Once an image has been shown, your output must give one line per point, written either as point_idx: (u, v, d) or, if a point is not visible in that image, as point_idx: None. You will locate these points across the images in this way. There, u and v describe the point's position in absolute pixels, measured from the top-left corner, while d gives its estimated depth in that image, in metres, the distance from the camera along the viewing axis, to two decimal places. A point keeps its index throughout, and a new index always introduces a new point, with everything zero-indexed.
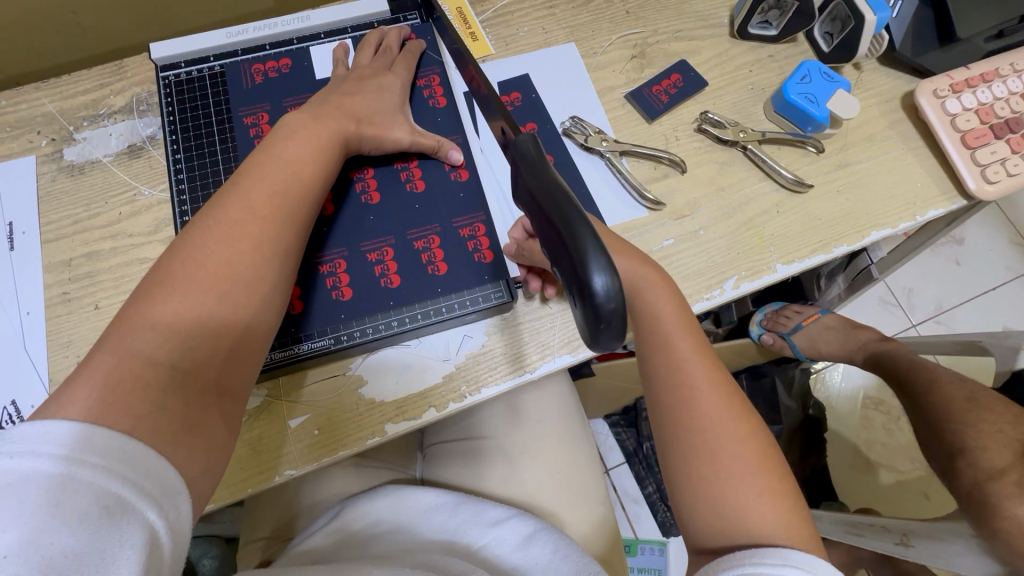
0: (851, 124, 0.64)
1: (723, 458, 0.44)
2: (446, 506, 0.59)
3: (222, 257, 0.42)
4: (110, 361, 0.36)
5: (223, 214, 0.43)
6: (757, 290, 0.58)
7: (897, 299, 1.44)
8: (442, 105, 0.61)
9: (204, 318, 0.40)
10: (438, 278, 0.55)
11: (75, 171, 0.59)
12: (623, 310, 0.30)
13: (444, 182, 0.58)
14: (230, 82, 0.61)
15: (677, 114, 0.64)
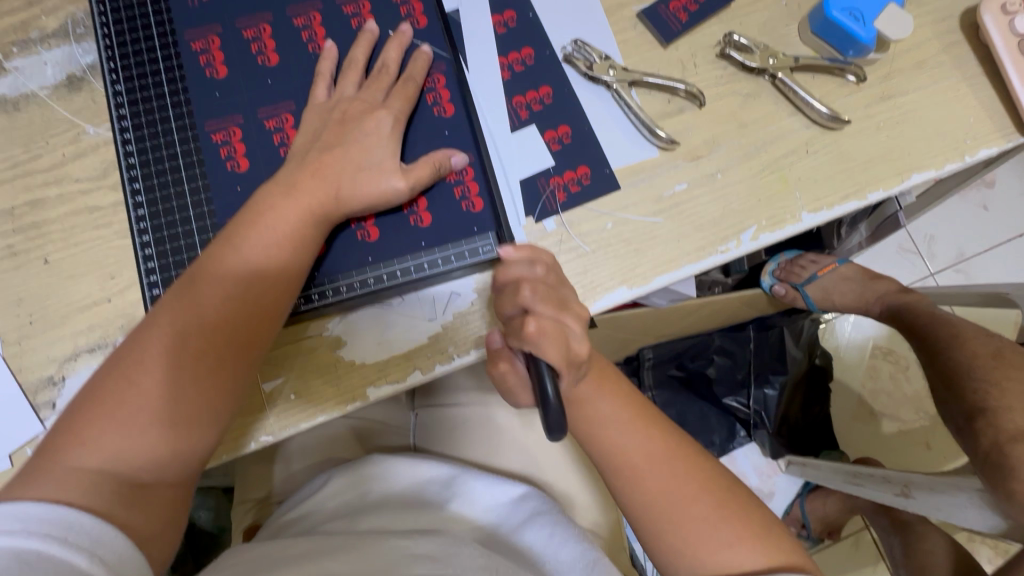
0: (900, 48, 0.55)
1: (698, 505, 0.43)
2: (442, 478, 0.58)
3: (173, 353, 0.40)
4: (96, 417, 0.38)
5: (178, 307, 0.41)
6: (777, 242, 0.52)
7: (917, 247, 1.37)
8: (421, 35, 0.52)
9: (145, 423, 0.38)
10: (417, 231, 0.49)
11: (8, 106, 0.52)
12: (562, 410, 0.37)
13: (425, 116, 0.51)
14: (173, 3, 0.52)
15: (698, 36, 0.55)
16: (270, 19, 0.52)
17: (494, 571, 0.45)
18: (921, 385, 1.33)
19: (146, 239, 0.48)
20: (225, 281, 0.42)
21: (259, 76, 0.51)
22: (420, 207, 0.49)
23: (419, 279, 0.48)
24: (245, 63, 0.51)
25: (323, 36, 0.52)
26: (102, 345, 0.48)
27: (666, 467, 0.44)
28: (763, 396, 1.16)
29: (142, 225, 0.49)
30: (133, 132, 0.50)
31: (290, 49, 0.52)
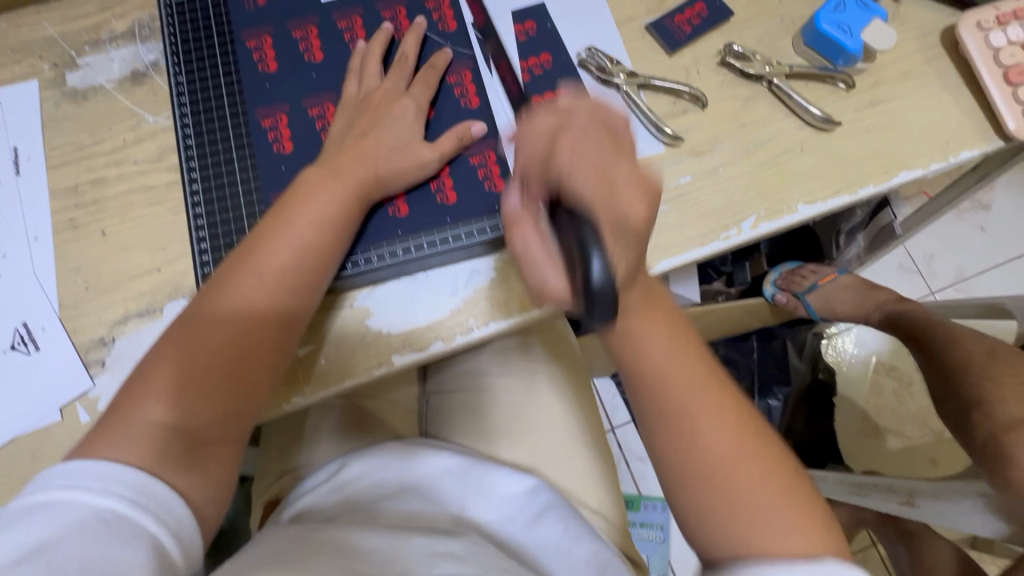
0: (887, 60, 0.60)
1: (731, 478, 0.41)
2: (456, 471, 0.59)
3: (228, 321, 0.44)
4: (160, 378, 0.42)
5: (233, 279, 0.45)
6: (776, 231, 0.56)
7: (917, 265, 1.41)
8: (450, 39, 0.59)
9: (204, 385, 0.42)
10: (442, 202, 0.54)
11: (77, 97, 0.57)
12: (613, 291, 0.35)
13: (450, 103, 0.57)
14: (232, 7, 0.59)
15: (701, 47, 0.60)
16: (317, 22, 0.58)
17: (510, 571, 0.48)
18: (924, 401, 1.34)
19: (198, 210, 0.53)
20: (277, 254, 0.46)
21: (304, 71, 0.57)
22: (445, 181, 0.54)
23: (441, 253, 0.53)
24: (292, 59, 0.57)
25: (363, 38, 0.58)
26: (150, 310, 0.52)
27: (696, 434, 0.42)
28: (766, 407, 1.17)
29: (195, 199, 0.54)
30: (190, 117, 0.56)
31: (333, 48, 0.58)
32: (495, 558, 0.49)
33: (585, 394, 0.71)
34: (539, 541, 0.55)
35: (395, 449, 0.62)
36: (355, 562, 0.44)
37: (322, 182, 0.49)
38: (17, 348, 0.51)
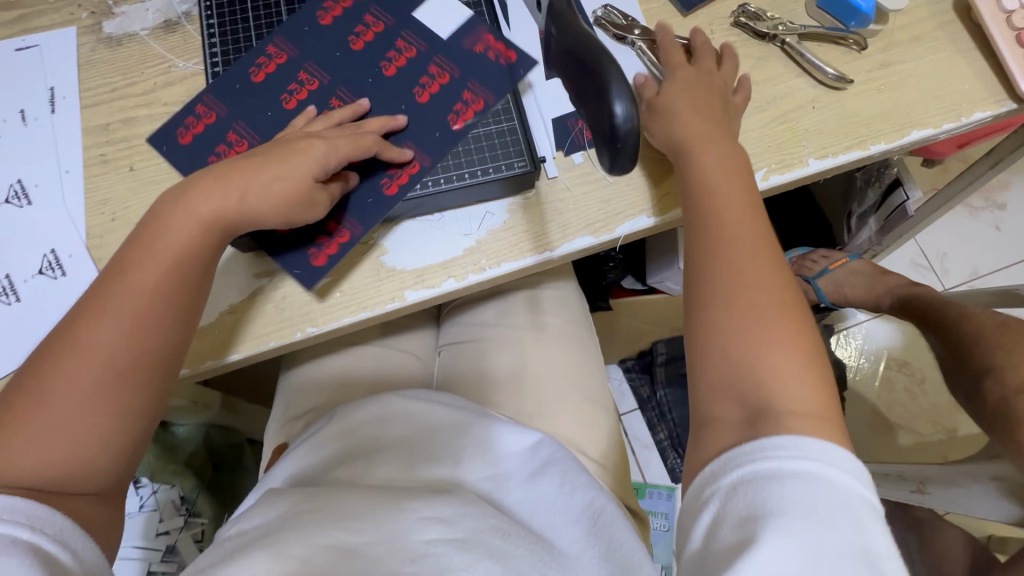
0: (899, 24, 0.61)
1: (756, 317, 0.42)
2: (452, 426, 0.57)
3: (93, 353, 0.42)
4: (25, 419, 0.40)
5: (91, 310, 0.43)
6: (787, 185, 0.57)
7: (930, 261, 1.39)
8: (478, 84, 0.55)
9: (76, 420, 0.41)
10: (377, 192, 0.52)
11: (113, 42, 0.60)
12: (636, 136, 0.32)
13: (429, 109, 0.54)
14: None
15: (715, 8, 0.62)
16: (381, 4, 0.58)
17: (506, 532, 0.46)
18: (937, 398, 1.32)
19: (177, 153, 0.55)
20: (140, 278, 0.44)
21: (333, 45, 0.57)
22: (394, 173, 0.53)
23: (461, 189, 0.53)
24: (331, 30, 0.57)
25: (408, 30, 0.57)
26: None
27: (733, 261, 0.44)
28: None
29: (177, 141, 0.56)
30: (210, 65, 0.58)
31: (372, 31, 0.57)
32: (493, 518, 0.47)
33: (594, 353, 0.71)
34: (536, 499, 0.53)
35: (384, 406, 0.60)
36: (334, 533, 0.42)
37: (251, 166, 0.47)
38: (44, 273, 0.53)
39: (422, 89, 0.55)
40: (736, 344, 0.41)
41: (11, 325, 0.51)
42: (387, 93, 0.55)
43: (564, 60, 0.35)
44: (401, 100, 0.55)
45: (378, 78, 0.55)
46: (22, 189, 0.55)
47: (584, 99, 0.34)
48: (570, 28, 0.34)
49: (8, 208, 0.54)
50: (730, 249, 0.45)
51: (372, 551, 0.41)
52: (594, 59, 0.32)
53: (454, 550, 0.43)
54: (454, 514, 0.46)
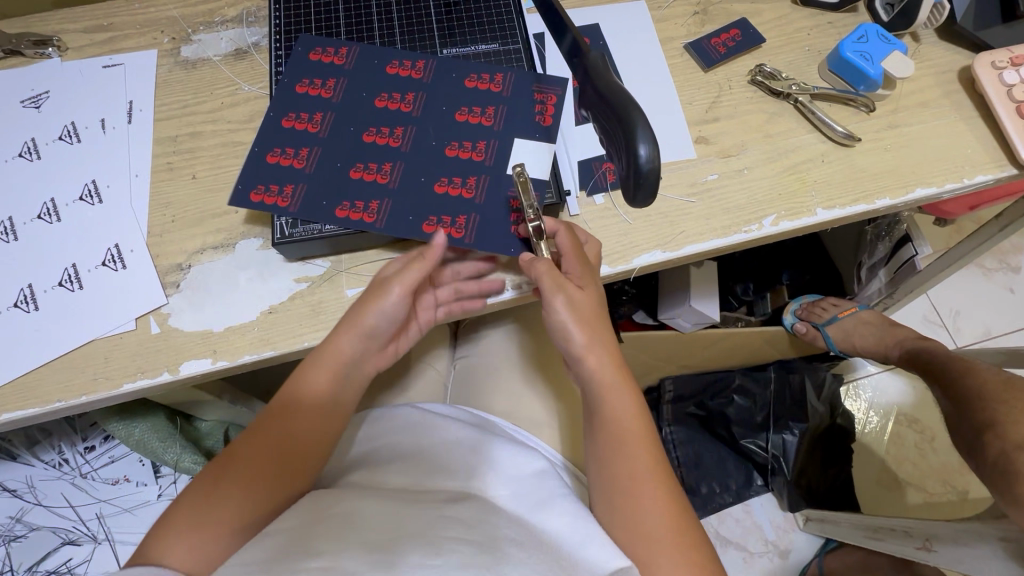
0: (906, 90, 0.66)
1: (638, 496, 0.50)
2: (465, 444, 0.60)
3: (265, 452, 0.50)
4: (202, 506, 0.47)
5: (272, 422, 0.52)
6: (796, 231, 0.61)
7: (942, 319, 1.40)
8: (476, 222, 0.56)
9: (238, 507, 0.48)
10: (334, 204, 0.55)
11: (188, 65, 0.67)
12: (656, 175, 0.36)
13: (426, 196, 0.56)
14: (532, 106, 0.60)
15: (734, 66, 0.67)
16: (506, 110, 0.60)
17: (522, 542, 0.47)
18: (947, 457, 1.31)
19: (300, 60, 0.61)
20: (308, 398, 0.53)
21: (445, 101, 0.60)
22: (359, 203, 0.55)
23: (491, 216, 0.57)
24: (457, 92, 0.60)
25: (490, 148, 0.58)
26: (224, 245, 0.58)
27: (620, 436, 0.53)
28: (782, 441, 1.17)
29: (308, 54, 0.62)
30: (359, 31, 0.65)
31: (469, 125, 0.59)
32: (508, 530, 0.48)
33: None
34: (544, 524, 0.51)
35: (392, 416, 0.65)
36: (363, 532, 0.44)
37: (381, 290, 0.53)
38: (106, 265, 0.58)
39: (440, 181, 0.57)
40: (634, 511, 0.50)
41: (73, 310, 0.56)
42: (415, 165, 0.57)
43: (595, 105, 0.39)
44: (414, 179, 0.57)
45: (428, 152, 0.58)
46: (95, 189, 0.61)
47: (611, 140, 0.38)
48: (604, 81, 0.38)
49: (81, 205, 0.60)
50: (616, 429, 0.53)
51: (400, 544, 0.43)
52: (622, 106, 0.36)
53: (474, 552, 0.43)
54: (471, 522, 0.48)
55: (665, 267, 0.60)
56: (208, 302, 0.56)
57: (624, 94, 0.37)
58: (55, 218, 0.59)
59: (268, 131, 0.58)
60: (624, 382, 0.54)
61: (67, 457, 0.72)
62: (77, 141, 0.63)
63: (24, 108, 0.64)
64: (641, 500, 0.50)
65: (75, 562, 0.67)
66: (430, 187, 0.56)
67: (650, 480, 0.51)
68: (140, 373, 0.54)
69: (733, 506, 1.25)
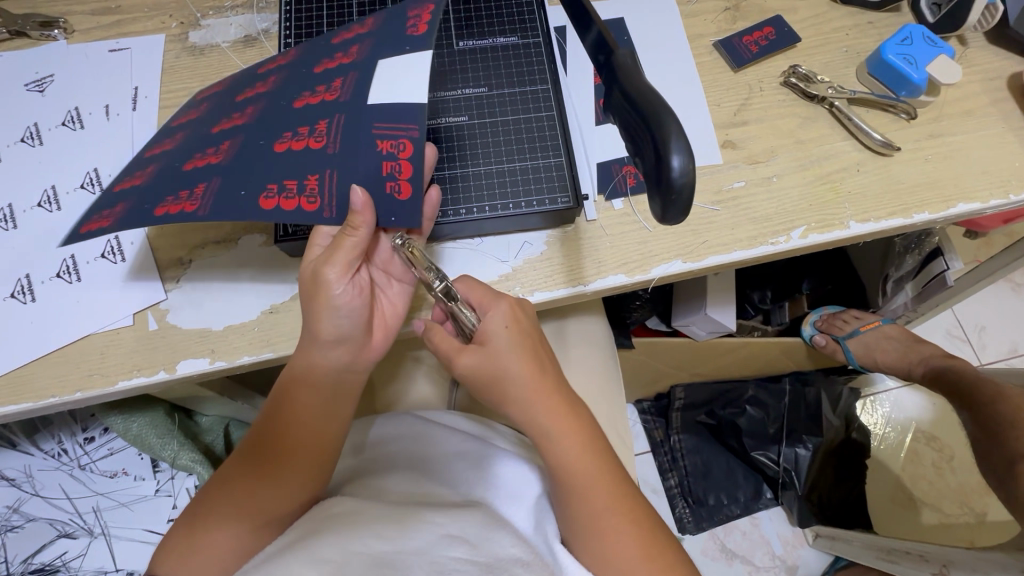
0: (951, 97, 0.62)
1: (600, 519, 0.49)
2: (467, 454, 0.58)
3: (264, 454, 0.50)
4: (206, 518, 0.48)
5: (269, 425, 0.51)
6: (826, 244, 0.57)
7: (967, 334, 1.35)
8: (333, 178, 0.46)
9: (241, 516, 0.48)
10: (157, 203, 0.46)
11: (195, 51, 0.64)
12: (693, 189, 0.33)
13: (263, 161, 0.47)
14: (404, 13, 0.50)
15: (766, 67, 0.63)
16: (371, 43, 0.50)
17: (527, 563, 0.45)
18: (966, 478, 1.26)
19: (192, 100, 0.57)
20: (294, 396, 0.50)
21: (302, 67, 0.51)
22: (191, 193, 0.46)
23: (502, 217, 0.54)
24: (322, 51, 0.52)
25: (347, 83, 0.48)
26: (227, 239, 0.56)
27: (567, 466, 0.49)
28: (794, 455, 1.13)
29: (201, 91, 0.58)
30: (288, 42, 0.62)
31: (329, 70, 0.50)
32: (513, 547, 0.46)
33: (616, 392, 0.70)
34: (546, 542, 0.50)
35: (396, 419, 0.63)
36: (364, 543, 0.43)
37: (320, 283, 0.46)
38: (105, 257, 0.56)
39: (283, 143, 0.47)
40: (597, 531, 0.49)
41: (71, 302, 0.54)
42: (254, 138, 0.48)
43: (623, 109, 0.36)
44: (258, 153, 0.47)
45: (254, 123, 0.49)
46: (97, 177, 0.59)
47: (638, 149, 0.35)
48: (635, 83, 0.35)
49: (82, 193, 0.58)
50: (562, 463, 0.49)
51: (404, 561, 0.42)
52: (655, 114, 0.33)
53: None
54: (473, 537, 0.46)
55: (686, 279, 0.57)
56: (208, 298, 0.54)
57: (655, 98, 0.34)
58: (55, 206, 0.58)
59: (160, 132, 0.54)
60: (566, 424, 0.49)
61: (66, 447, 0.71)
62: (80, 127, 0.61)
63: (28, 91, 0.62)
64: (603, 521, 0.49)
65: (70, 556, 0.66)
66: (272, 153, 0.47)
67: (612, 514, 0.49)
68: (137, 371, 0.52)
69: (741, 519, 1.22)
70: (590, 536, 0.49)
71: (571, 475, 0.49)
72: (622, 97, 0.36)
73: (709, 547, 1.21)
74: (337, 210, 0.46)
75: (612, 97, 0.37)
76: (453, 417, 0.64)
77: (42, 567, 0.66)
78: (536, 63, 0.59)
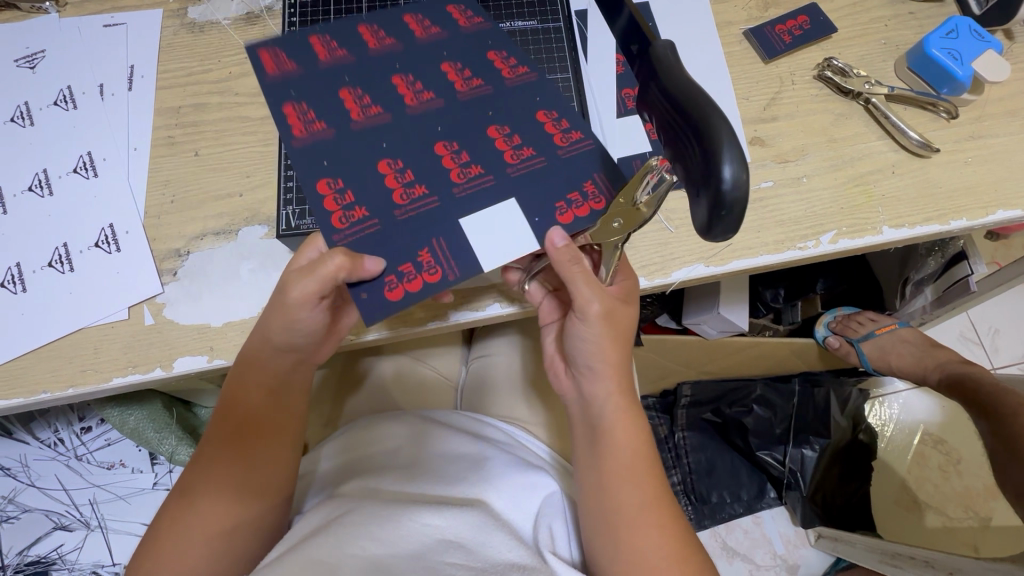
0: (994, 96, 0.58)
1: (631, 521, 0.46)
2: (473, 456, 0.56)
3: (222, 456, 0.47)
4: (174, 520, 0.46)
5: (223, 425, 0.48)
6: (855, 251, 0.54)
7: (980, 337, 1.32)
8: (443, 246, 0.43)
9: (218, 521, 0.46)
10: (316, 199, 0.43)
11: (195, 28, 0.61)
12: (745, 202, 0.30)
13: (386, 204, 0.44)
14: (541, 116, 0.47)
15: (798, 58, 0.60)
16: (504, 102, 0.48)
17: (524, 567, 0.42)
18: (972, 482, 1.25)
19: (270, 54, 0.47)
20: (251, 391, 0.48)
21: (432, 81, 0.48)
22: (303, 113, 0.46)
23: None
24: (438, 69, 0.49)
25: (470, 148, 0.46)
26: (226, 231, 0.54)
27: (610, 459, 0.47)
28: (800, 455, 1.12)
29: (279, 56, 0.48)
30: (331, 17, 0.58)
31: (463, 104, 0.48)
32: (512, 552, 0.44)
33: None
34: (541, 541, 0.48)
35: (398, 422, 0.61)
36: (361, 544, 0.42)
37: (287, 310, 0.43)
38: (99, 246, 0.53)
39: (361, 120, 0.46)
40: (623, 532, 0.45)
41: (63, 294, 0.52)
42: (382, 130, 0.46)
43: (663, 112, 0.33)
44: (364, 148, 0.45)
45: (396, 100, 0.47)
46: (90, 161, 0.56)
47: (682, 157, 0.32)
48: (675, 83, 0.32)
49: (75, 178, 0.55)
50: (610, 456, 0.48)
51: (401, 567, 0.40)
52: (701, 119, 0.30)
53: None
54: (471, 539, 0.44)
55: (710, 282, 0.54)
56: (206, 292, 0.52)
57: (706, 99, 0.31)
58: (47, 191, 0.55)
59: (262, 78, 0.47)
60: (617, 416, 0.48)
61: (63, 436, 0.69)
62: (73, 108, 0.58)
63: (19, 68, 0.59)
64: (624, 523, 0.46)
65: (66, 549, 0.66)
66: (375, 160, 0.45)
67: (642, 513, 0.46)
68: (131, 368, 0.50)
69: (743, 517, 1.21)
70: (611, 540, 0.46)
71: (602, 468, 0.48)
72: (666, 96, 0.33)
73: (710, 544, 1.21)
74: (345, 243, 0.43)
75: (649, 96, 0.34)
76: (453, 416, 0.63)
77: (38, 559, 0.66)
78: (558, 49, 0.56)
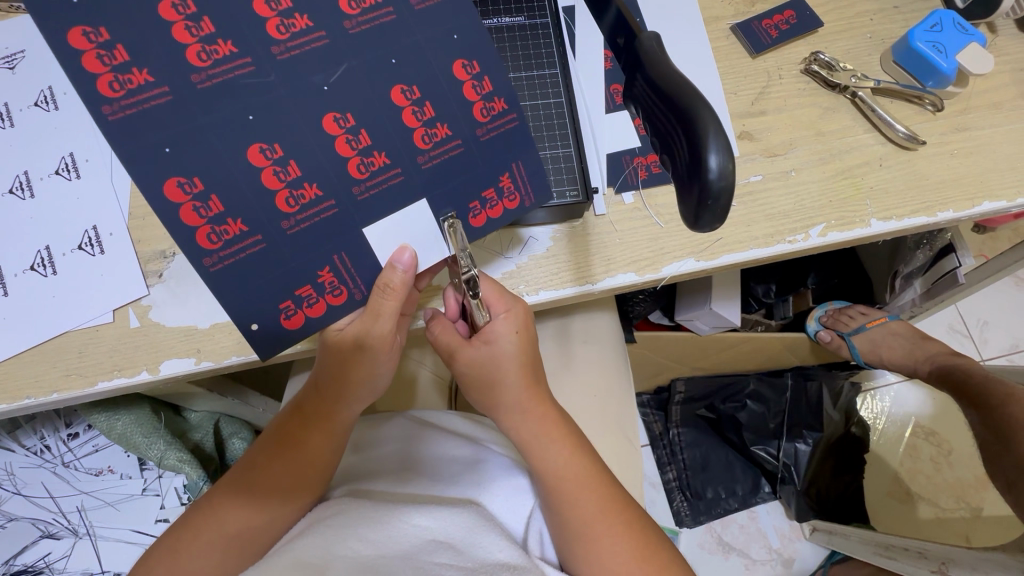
0: (978, 88, 0.58)
1: (594, 527, 0.45)
2: (462, 459, 0.56)
3: (266, 464, 0.49)
4: (198, 524, 0.46)
5: (274, 434, 0.50)
6: (845, 243, 0.54)
7: (969, 329, 1.34)
8: (346, 262, 0.44)
9: (243, 526, 0.46)
10: (173, 188, 0.38)
11: None
12: (733, 190, 0.30)
13: (258, 201, 0.40)
14: (463, 88, 0.42)
15: (785, 53, 0.60)
16: (428, 68, 0.41)
17: (513, 566, 0.42)
18: (963, 473, 1.26)
19: None
20: (302, 402, 0.49)
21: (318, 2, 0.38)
22: (110, 58, 0.36)
23: None
24: None
25: (369, 136, 0.41)
26: None
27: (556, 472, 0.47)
28: (794, 450, 1.12)
29: None
30: None
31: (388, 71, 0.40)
32: (503, 552, 0.43)
33: (623, 393, 0.68)
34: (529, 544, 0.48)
35: (386, 422, 0.61)
36: (350, 546, 0.41)
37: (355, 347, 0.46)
38: (83, 249, 0.52)
39: (210, 72, 0.37)
40: (586, 540, 0.45)
41: (46, 297, 0.51)
42: (251, 90, 0.38)
43: (649, 101, 0.33)
44: (222, 124, 0.38)
45: (257, 37, 0.38)
46: (73, 163, 0.55)
47: (668, 147, 0.32)
48: (663, 72, 0.32)
49: (56, 180, 0.54)
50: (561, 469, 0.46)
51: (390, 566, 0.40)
52: (687, 107, 0.30)
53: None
54: (461, 541, 0.43)
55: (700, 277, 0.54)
56: (193, 294, 0.51)
57: (693, 89, 0.31)
58: (28, 193, 0.54)
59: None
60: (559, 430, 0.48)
61: (49, 443, 0.67)
62: (54, 108, 0.56)
63: None
64: (599, 526, 0.45)
65: (54, 557, 0.65)
66: (242, 145, 0.39)
67: (605, 518, 0.45)
68: (117, 371, 0.49)
69: (739, 512, 1.22)
70: (577, 545, 0.45)
71: (560, 480, 0.46)
72: (652, 85, 0.32)
73: (705, 540, 1.21)
74: (224, 266, 0.40)
75: (636, 86, 0.34)
76: (444, 416, 0.62)
77: (24, 568, 0.64)
78: (544, 44, 0.55)
